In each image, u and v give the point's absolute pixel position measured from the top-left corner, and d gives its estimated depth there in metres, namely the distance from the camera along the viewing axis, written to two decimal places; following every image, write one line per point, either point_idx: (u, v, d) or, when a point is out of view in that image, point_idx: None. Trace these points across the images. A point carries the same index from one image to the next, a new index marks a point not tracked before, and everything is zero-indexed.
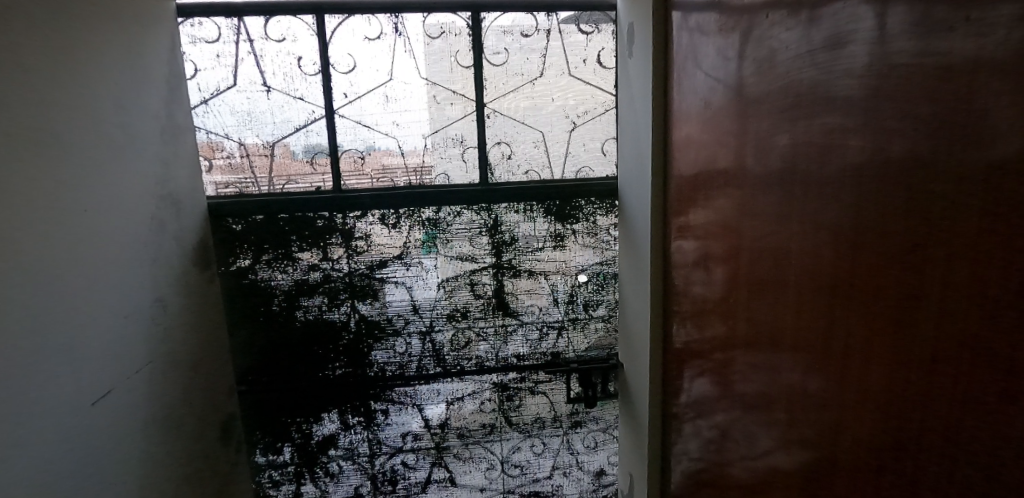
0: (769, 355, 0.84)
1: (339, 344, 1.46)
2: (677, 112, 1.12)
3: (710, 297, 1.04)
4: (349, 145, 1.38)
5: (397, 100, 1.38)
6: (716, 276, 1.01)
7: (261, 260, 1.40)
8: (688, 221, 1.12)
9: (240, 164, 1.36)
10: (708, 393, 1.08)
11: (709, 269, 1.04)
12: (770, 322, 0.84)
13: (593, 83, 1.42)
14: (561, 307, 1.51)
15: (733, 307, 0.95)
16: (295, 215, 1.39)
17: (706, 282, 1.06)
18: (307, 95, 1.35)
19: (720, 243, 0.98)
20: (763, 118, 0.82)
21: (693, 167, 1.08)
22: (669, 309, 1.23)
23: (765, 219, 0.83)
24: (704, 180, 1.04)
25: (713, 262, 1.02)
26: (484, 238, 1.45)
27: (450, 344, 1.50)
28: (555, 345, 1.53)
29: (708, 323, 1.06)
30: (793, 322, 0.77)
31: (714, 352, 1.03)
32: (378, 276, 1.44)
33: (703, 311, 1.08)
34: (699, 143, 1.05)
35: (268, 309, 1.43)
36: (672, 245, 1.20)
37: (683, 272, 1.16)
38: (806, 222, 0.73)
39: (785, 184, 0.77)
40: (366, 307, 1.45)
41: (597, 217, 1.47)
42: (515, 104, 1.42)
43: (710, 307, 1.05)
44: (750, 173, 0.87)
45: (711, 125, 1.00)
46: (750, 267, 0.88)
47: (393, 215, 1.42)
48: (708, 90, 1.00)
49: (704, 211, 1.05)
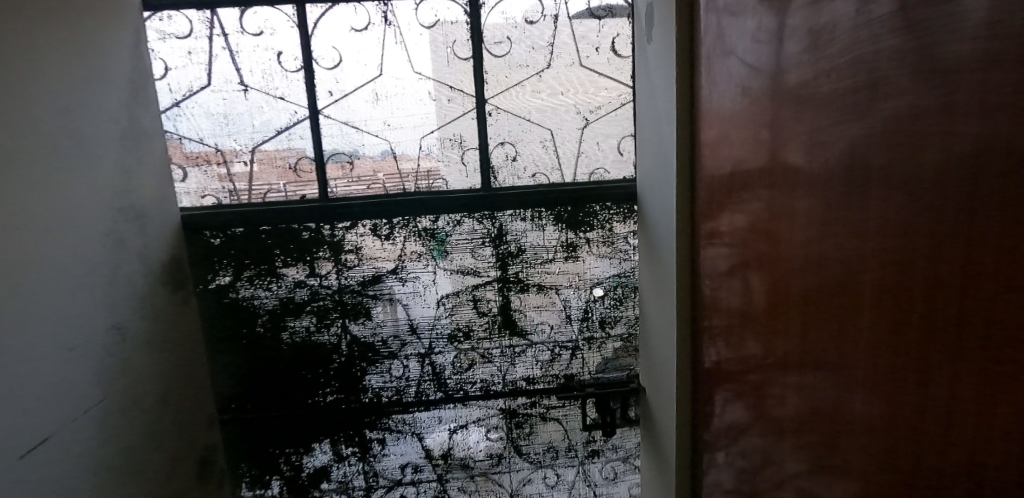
0: (827, 396, 0.68)
1: (329, 368, 1.33)
2: (709, 103, 0.97)
3: (748, 320, 0.89)
4: (337, 149, 1.25)
5: (388, 98, 1.24)
6: (755, 296, 0.85)
7: (242, 276, 1.27)
8: (720, 230, 0.97)
9: (217, 171, 1.23)
10: (743, 420, 0.93)
11: (746, 286, 0.88)
12: (825, 356, 0.68)
13: (607, 74, 1.27)
14: (574, 324, 1.35)
15: (780, 334, 0.79)
16: (278, 226, 1.26)
17: (743, 301, 0.90)
18: (289, 94, 1.22)
19: (760, 257, 0.83)
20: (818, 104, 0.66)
21: (727, 165, 0.92)
22: (701, 326, 1.07)
23: (820, 228, 0.67)
24: (740, 181, 0.88)
25: (751, 279, 0.86)
26: (488, 249, 1.30)
27: (452, 367, 1.35)
28: (568, 367, 1.38)
29: (746, 350, 0.90)
30: (861, 358, 0.62)
31: (750, 374, 0.89)
32: (371, 293, 1.30)
33: (740, 336, 0.92)
34: (733, 136, 0.90)
35: (252, 331, 1.30)
36: (702, 255, 1.05)
37: (715, 287, 1.00)
38: (881, 231, 0.57)
39: (851, 184, 0.61)
40: (358, 327, 1.31)
41: (613, 224, 1.32)
42: (520, 99, 1.27)
43: (748, 333, 0.89)
44: (802, 172, 0.71)
45: (747, 116, 0.84)
46: (798, 287, 0.73)
47: (387, 226, 1.27)
48: (743, 75, 0.84)
49: (739, 217, 0.89)
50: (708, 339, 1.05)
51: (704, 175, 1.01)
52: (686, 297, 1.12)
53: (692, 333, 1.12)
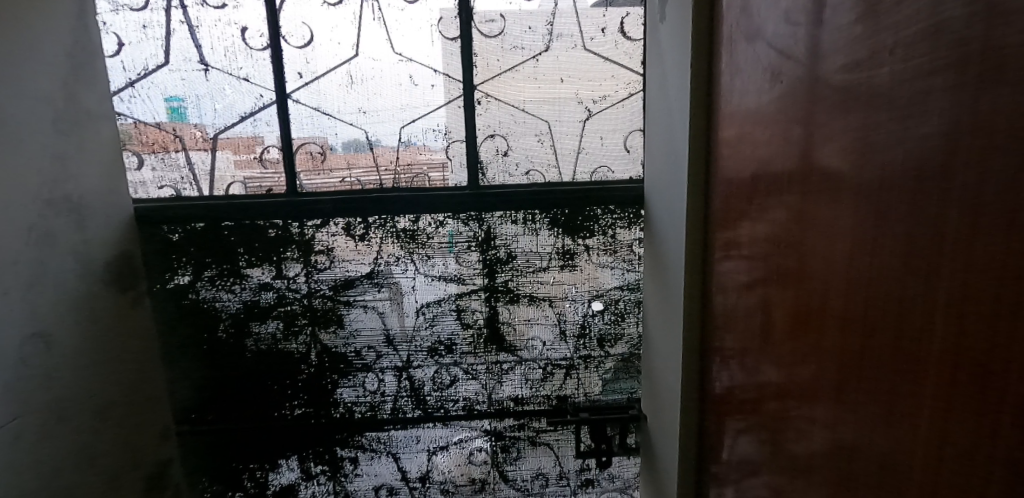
0: (875, 461, 0.54)
1: (297, 379, 1.21)
2: (730, 94, 0.81)
3: (770, 357, 0.73)
4: (307, 138, 1.12)
5: (365, 82, 1.10)
6: (782, 330, 0.70)
7: (203, 276, 1.16)
8: (739, 247, 0.81)
9: (175, 159, 1.11)
10: (754, 460, 0.80)
11: (768, 316, 0.74)
12: (872, 408, 0.54)
13: (615, 59, 1.11)
14: (570, 341, 1.21)
15: (812, 379, 0.64)
16: (241, 222, 1.14)
17: (764, 333, 0.75)
18: (254, 75, 1.09)
19: (790, 282, 0.68)
20: (882, 94, 0.51)
21: (753, 168, 0.76)
22: (712, 353, 0.93)
23: (878, 253, 0.52)
24: (767, 189, 0.72)
25: (778, 308, 0.71)
26: (473, 254, 1.16)
27: (432, 383, 1.22)
28: (561, 387, 1.23)
29: (767, 393, 0.75)
30: (932, 426, 0.48)
31: (766, 407, 0.75)
32: (344, 299, 1.17)
33: (758, 375, 0.77)
34: (759, 135, 0.74)
35: (213, 336, 1.18)
36: (716, 272, 0.90)
37: (733, 312, 0.85)
38: (974, 262, 0.44)
39: (934, 201, 0.47)
40: (329, 336, 1.19)
41: (616, 230, 1.16)
42: (514, 86, 1.12)
43: (768, 372, 0.74)
44: (854, 182, 0.55)
45: (778, 111, 0.69)
46: (839, 321, 0.58)
47: (361, 225, 1.14)
48: (774, 58, 0.69)
49: (763, 232, 0.74)
50: (720, 371, 0.91)
51: (722, 180, 0.86)
52: (696, 319, 0.97)
53: (701, 361, 0.97)
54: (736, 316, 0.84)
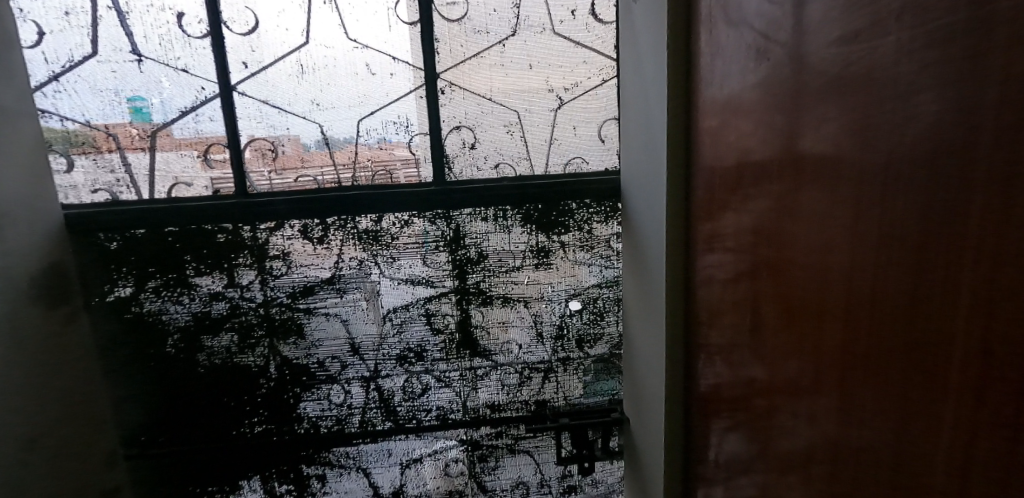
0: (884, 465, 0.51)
1: (256, 395, 1.12)
2: (716, 77, 0.76)
3: (758, 359, 0.69)
4: (256, 134, 1.03)
5: (317, 71, 1.02)
6: (772, 330, 0.66)
7: (146, 288, 1.06)
8: (718, 241, 0.77)
9: (109, 160, 1.01)
10: (746, 469, 0.75)
11: (755, 315, 0.69)
12: (884, 415, 0.50)
13: (586, 44, 1.05)
14: (547, 343, 1.15)
15: (809, 383, 0.59)
16: (186, 227, 1.04)
17: (749, 333, 0.71)
18: (194, 65, 0.99)
19: (781, 278, 0.63)
20: (896, 73, 0.47)
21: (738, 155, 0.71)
22: (699, 354, 0.87)
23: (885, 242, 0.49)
24: (753, 179, 0.67)
25: (768, 307, 0.66)
26: (442, 255, 1.09)
27: (403, 393, 1.14)
28: (540, 392, 1.17)
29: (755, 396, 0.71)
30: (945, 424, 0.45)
31: (759, 413, 0.70)
32: (304, 307, 1.09)
33: (744, 376, 0.73)
34: (747, 120, 0.69)
35: (160, 352, 1.08)
36: (701, 268, 0.84)
37: (714, 309, 0.80)
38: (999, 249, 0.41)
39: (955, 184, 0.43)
40: (289, 347, 1.10)
41: (592, 225, 1.10)
42: (479, 74, 1.05)
43: (756, 373, 0.70)
44: (857, 170, 0.51)
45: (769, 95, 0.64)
46: (842, 319, 0.54)
47: (319, 227, 1.06)
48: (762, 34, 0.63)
49: (749, 225, 0.69)
50: (706, 372, 0.86)
51: (705, 170, 0.80)
52: (679, 317, 0.91)
53: (686, 361, 0.91)
54: (720, 314, 0.79)
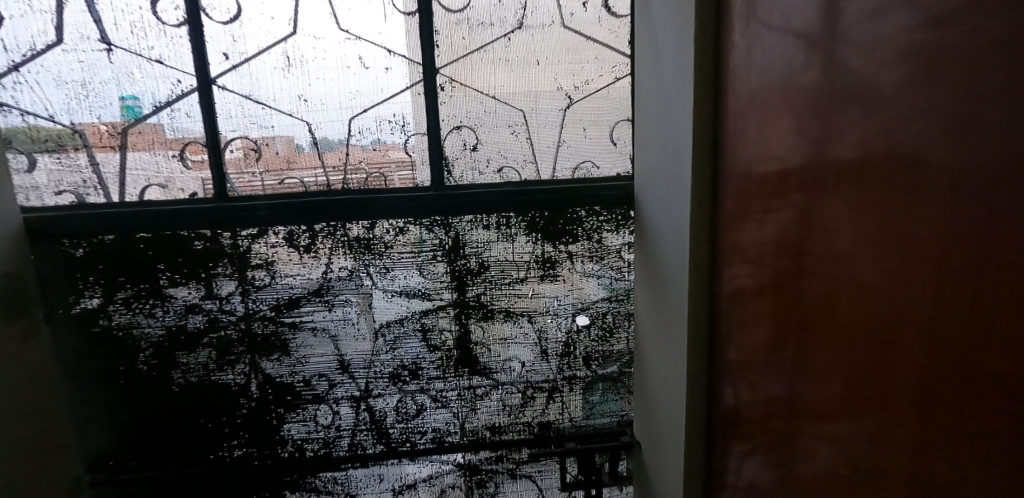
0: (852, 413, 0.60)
1: (236, 416, 1.03)
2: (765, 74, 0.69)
3: (794, 370, 0.68)
4: (237, 133, 0.94)
5: (305, 64, 0.93)
6: (814, 341, 0.65)
7: (116, 299, 0.97)
8: (751, 249, 0.74)
9: (75, 159, 0.92)
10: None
11: (794, 325, 0.68)
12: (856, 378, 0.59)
13: (598, 39, 0.97)
14: (552, 361, 1.07)
15: (857, 398, 0.59)
16: (161, 233, 0.95)
17: (785, 342, 0.69)
18: (169, 56, 0.91)
19: (830, 289, 0.62)
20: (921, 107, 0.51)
21: (794, 162, 0.66)
22: (731, 375, 0.80)
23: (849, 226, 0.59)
24: (802, 186, 0.65)
25: (813, 319, 0.65)
26: (440, 265, 1.00)
27: (395, 414, 1.05)
28: (543, 413, 1.09)
29: (787, 409, 0.69)
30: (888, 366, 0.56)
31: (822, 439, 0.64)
32: (288, 321, 1.00)
33: (778, 389, 0.71)
34: (813, 117, 0.62)
35: (131, 369, 0.99)
36: (736, 283, 0.77)
37: (742, 321, 0.77)
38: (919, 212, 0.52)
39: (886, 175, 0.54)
40: (271, 365, 1.01)
41: (602, 234, 1.02)
42: (482, 70, 0.96)
43: (792, 385, 0.68)
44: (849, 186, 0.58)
45: (843, 95, 0.58)
46: (857, 325, 0.59)
47: (307, 234, 0.97)
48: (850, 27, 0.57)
49: (796, 234, 0.66)
50: (744, 395, 0.78)
51: (749, 173, 0.73)
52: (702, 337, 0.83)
53: (713, 385, 0.84)
54: (749, 326, 0.76)
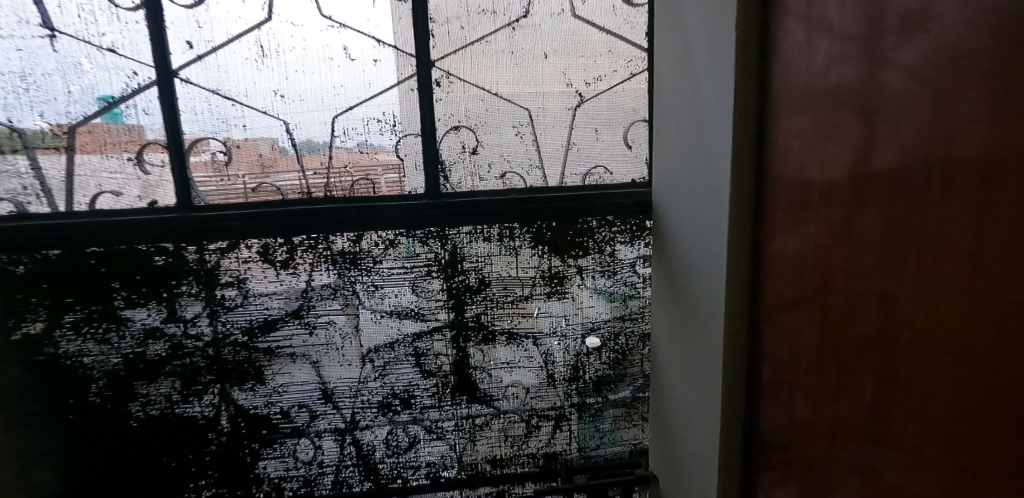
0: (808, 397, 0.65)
1: (203, 453, 0.91)
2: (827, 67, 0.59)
3: (862, 398, 0.58)
4: (202, 133, 0.83)
5: (282, 55, 0.82)
6: (894, 367, 0.54)
7: (62, 323, 0.84)
8: (809, 254, 0.63)
9: (13, 162, 0.80)
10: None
11: (865, 345, 0.57)
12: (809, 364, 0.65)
13: (611, 29, 0.87)
14: (559, 386, 0.96)
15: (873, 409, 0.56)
16: (115, 247, 0.83)
17: (848, 365, 0.59)
18: (123, 44, 0.79)
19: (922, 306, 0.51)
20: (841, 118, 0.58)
21: (875, 162, 0.55)
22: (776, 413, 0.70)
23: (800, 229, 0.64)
24: (886, 184, 0.54)
25: (896, 342, 0.54)
26: (436, 282, 0.90)
27: (385, 448, 0.94)
28: (549, 443, 0.98)
29: (849, 442, 0.60)
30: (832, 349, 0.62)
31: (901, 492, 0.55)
32: (264, 345, 0.89)
33: (834, 419, 0.61)
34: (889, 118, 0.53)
35: (82, 403, 0.87)
36: (786, 309, 0.67)
37: (793, 339, 0.66)
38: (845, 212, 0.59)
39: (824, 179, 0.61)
40: (244, 395, 0.90)
41: (615, 246, 0.92)
42: (482, 63, 0.86)
43: (853, 415, 0.59)
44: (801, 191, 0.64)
45: (812, 105, 0.61)
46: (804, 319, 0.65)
47: (284, 248, 0.86)
48: (950, 8, 0.47)
49: (859, 240, 0.57)
50: (788, 435, 0.68)
51: (797, 182, 0.63)
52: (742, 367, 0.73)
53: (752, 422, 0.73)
54: (800, 347, 0.65)
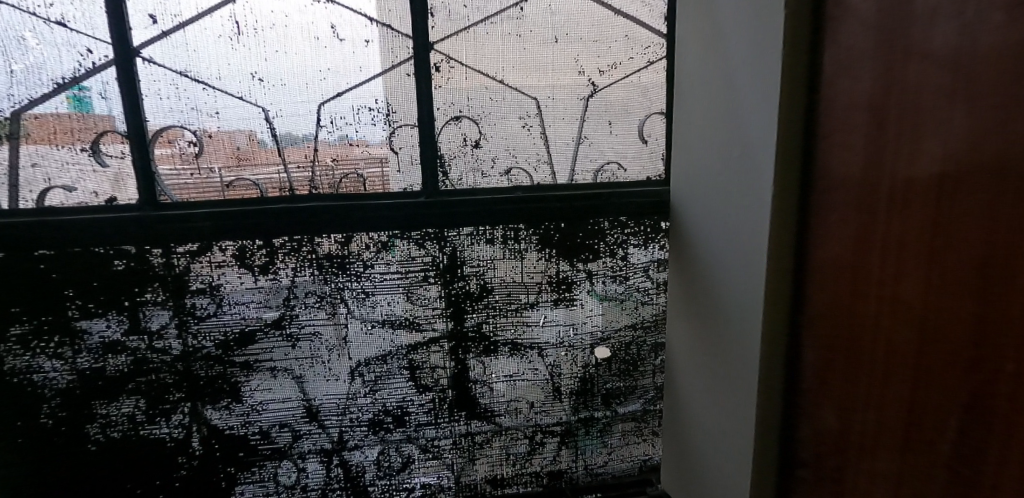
0: (838, 421, 0.59)
1: (172, 478, 0.81)
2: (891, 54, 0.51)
3: (921, 409, 0.51)
4: (169, 120, 0.73)
5: (261, 33, 0.72)
6: (938, 366, 0.49)
7: (7, 336, 0.73)
8: (876, 254, 0.54)
9: None
10: None
11: (923, 348, 0.51)
12: (834, 381, 0.60)
13: (628, 12, 0.79)
14: (565, 400, 0.89)
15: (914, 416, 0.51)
16: (66, 250, 0.72)
17: (903, 372, 0.52)
18: (75, 17, 0.69)
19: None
20: (853, 119, 0.55)
21: (933, 145, 0.48)
22: (814, 440, 0.63)
23: (821, 242, 0.60)
24: (965, 168, 0.46)
25: (940, 338, 0.49)
26: (433, 289, 0.81)
27: (376, 470, 0.86)
28: (554, 461, 0.91)
29: (923, 474, 0.51)
30: (856, 365, 0.57)
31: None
32: (240, 360, 0.79)
33: (899, 446, 0.53)
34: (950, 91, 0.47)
35: (32, 425, 0.76)
36: (829, 325, 0.60)
37: (851, 353, 0.57)
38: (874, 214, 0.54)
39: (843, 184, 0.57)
40: (218, 414, 0.80)
41: (628, 250, 0.85)
42: (487, 47, 0.78)
43: (927, 442, 0.51)
44: (823, 201, 0.59)
45: (835, 106, 0.57)
46: (828, 332, 0.60)
47: (264, 251, 0.77)
48: None
49: (897, 234, 0.52)
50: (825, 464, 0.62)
51: (849, 185, 0.56)
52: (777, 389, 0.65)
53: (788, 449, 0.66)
54: (860, 362, 0.56)
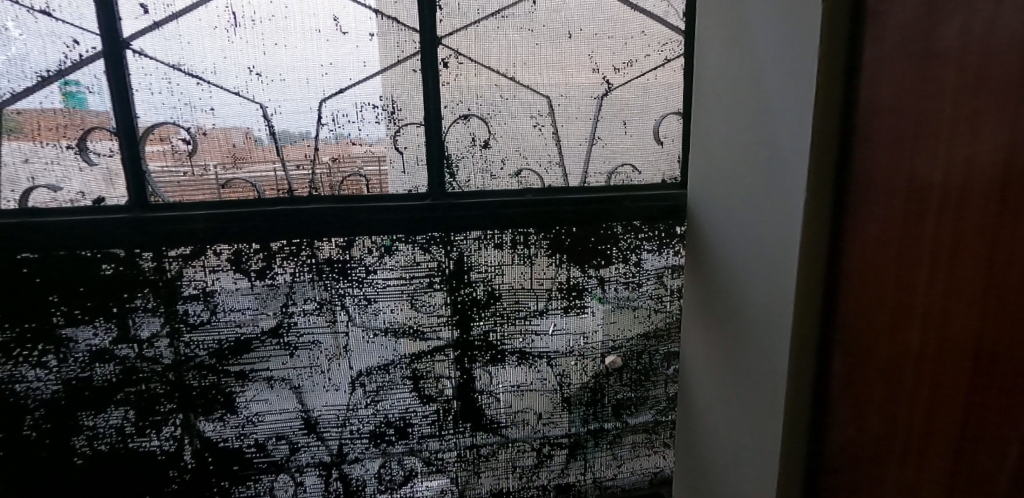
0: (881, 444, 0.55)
1: (163, 493, 0.78)
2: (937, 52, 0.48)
3: (980, 430, 0.47)
4: (161, 117, 0.69)
5: (260, 25, 0.68)
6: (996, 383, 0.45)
7: None
8: (924, 268, 0.50)
9: None
10: None
11: (979, 364, 0.46)
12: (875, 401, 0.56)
13: (644, 7, 0.76)
14: (574, 411, 0.86)
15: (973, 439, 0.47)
16: (50, 254, 0.68)
17: (956, 391, 0.48)
18: (61, 5, 0.65)
19: None
20: (895, 120, 0.52)
21: (987, 144, 0.45)
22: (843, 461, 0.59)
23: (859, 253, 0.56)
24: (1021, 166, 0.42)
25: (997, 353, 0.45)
26: (439, 295, 0.78)
27: (377, 483, 0.82)
28: (562, 474, 0.88)
29: None
30: (900, 385, 0.53)
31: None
32: (235, 369, 0.76)
33: (952, 468, 0.49)
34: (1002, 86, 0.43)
35: (14, 438, 0.72)
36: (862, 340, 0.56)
37: (891, 375, 0.53)
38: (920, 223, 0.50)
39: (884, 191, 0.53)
40: (212, 426, 0.77)
41: (642, 255, 0.82)
42: (496, 42, 0.74)
43: (985, 465, 0.46)
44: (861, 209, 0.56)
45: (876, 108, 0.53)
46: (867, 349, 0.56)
47: (260, 255, 0.73)
48: None
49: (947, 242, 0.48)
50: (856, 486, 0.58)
51: (886, 192, 0.53)
52: (803, 405, 0.61)
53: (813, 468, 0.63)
54: (901, 386, 0.53)
